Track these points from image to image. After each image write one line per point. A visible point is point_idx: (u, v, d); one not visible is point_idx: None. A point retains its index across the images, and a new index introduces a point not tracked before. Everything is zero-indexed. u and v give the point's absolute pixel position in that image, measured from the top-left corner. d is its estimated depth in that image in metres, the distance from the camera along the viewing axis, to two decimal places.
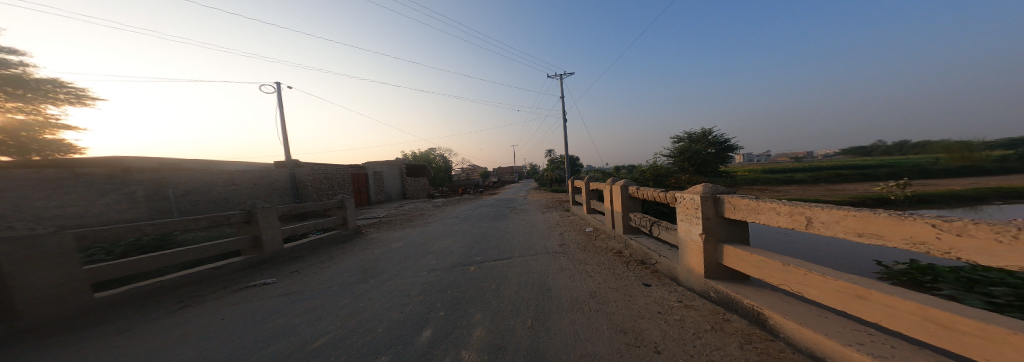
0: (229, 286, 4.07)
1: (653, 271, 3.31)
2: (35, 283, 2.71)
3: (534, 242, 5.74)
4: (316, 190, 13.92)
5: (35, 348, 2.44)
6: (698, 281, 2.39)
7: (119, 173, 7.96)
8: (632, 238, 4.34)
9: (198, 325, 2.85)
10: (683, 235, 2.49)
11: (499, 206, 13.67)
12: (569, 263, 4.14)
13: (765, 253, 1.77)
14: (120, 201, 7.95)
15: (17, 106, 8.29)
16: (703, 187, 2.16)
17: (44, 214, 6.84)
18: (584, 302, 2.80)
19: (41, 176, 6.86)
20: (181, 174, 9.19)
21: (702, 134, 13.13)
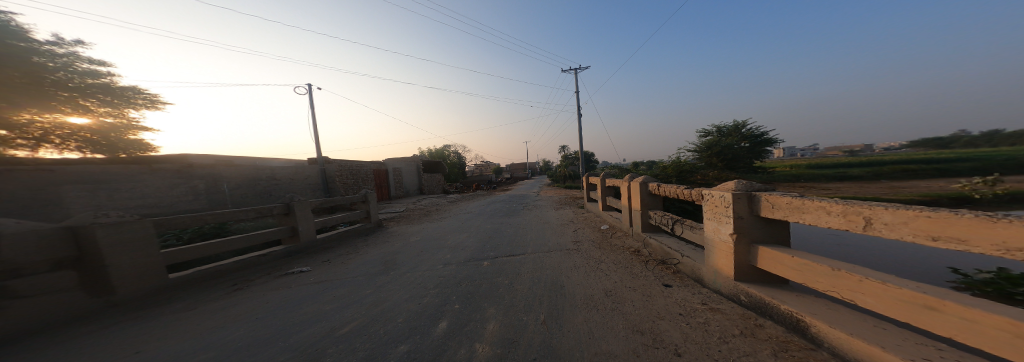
0: (271, 273, 4.35)
1: (674, 271, 3.18)
2: (123, 262, 3.10)
3: (548, 238, 5.69)
4: (343, 185, 14.54)
5: (95, 328, 2.66)
6: (727, 284, 2.27)
7: (185, 169, 8.63)
8: (652, 237, 4.18)
9: (233, 310, 3.02)
10: (711, 235, 2.36)
11: (513, 202, 13.63)
12: (583, 261, 4.07)
13: (809, 257, 1.64)
14: (186, 193, 8.62)
15: (108, 111, 8.73)
16: (736, 184, 2.05)
17: (131, 203, 7.49)
18: (599, 300, 2.74)
19: (127, 170, 7.51)
20: (232, 170, 9.87)
21: (735, 126, 12.18)
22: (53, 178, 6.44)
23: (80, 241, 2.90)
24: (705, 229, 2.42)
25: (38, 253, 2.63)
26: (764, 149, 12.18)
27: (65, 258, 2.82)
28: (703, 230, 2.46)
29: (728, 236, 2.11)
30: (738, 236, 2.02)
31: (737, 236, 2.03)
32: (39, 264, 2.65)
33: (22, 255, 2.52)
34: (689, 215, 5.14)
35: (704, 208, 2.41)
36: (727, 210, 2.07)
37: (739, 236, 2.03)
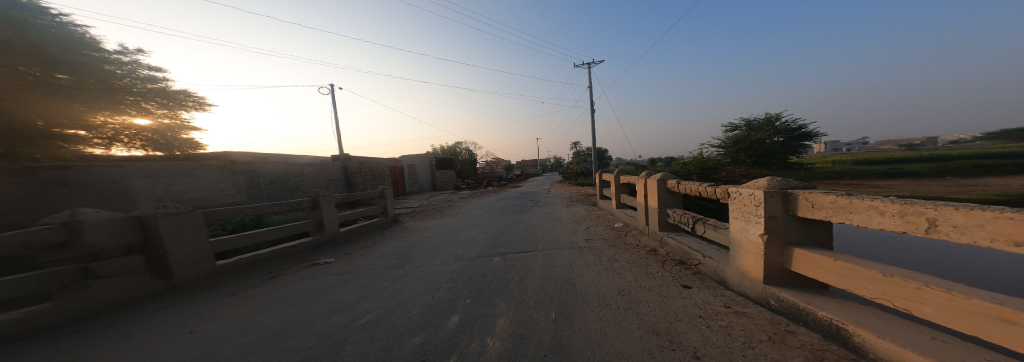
0: (299, 263, 4.58)
1: (694, 272, 3.06)
2: (176, 251, 3.55)
3: (558, 236, 5.63)
4: (362, 180, 15.04)
5: (136, 316, 2.87)
6: (755, 287, 2.15)
7: (228, 165, 9.55)
8: (670, 236, 4.05)
9: (261, 300, 3.17)
10: (738, 236, 2.24)
11: (524, 199, 13.58)
12: (596, 260, 3.98)
13: (857, 261, 1.49)
14: (229, 187, 9.52)
15: (165, 112, 9.59)
16: (769, 181, 1.90)
17: (185, 196, 8.47)
18: (612, 300, 2.67)
19: (182, 166, 8.49)
20: (267, 166, 10.72)
21: (768, 120, 10.73)
22: (123, 172, 7.41)
23: (145, 230, 3.41)
24: (731, 229, 2.31)
25: (113, 239, 3.15)
26: (801, 143, 10.72)
27: (134, 244, 3.34)
28: (729, 230, 2.35)
29: (758, 236, 1.99)
30: (769, 237, 1.91)
31: (768, 237, 1.91)
32: (113, 248, 3.17)
33: (101, 240, 3.06)
34: (711, 213, 4.94)
35: (730, 208, 2.31)
36: (758, 210, 1.94)
37: (772, 237, 1.91)
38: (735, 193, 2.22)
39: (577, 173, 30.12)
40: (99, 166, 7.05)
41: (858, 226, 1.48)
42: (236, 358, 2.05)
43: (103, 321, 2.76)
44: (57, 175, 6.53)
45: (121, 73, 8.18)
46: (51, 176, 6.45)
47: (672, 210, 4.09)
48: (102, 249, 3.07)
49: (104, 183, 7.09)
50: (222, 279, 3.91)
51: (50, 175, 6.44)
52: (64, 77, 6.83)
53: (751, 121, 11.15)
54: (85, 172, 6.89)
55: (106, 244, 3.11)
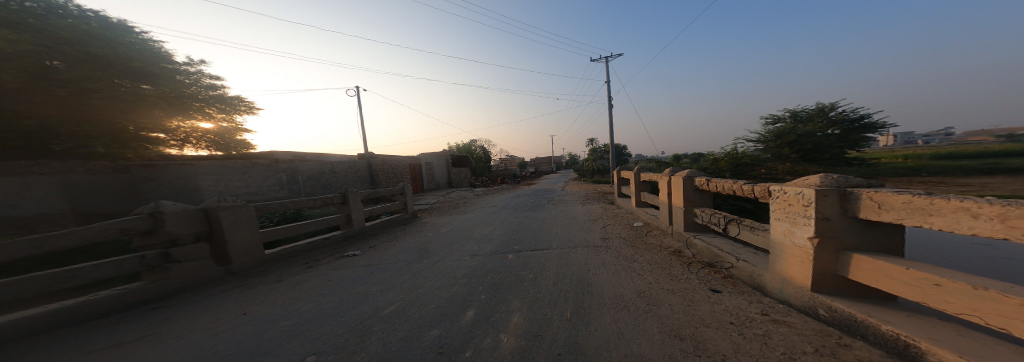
0: (331, 255, 4.81)
1: (726, 276, 2.87)
2: (231, 241, 3.89)
3: (574, 234, 5.52)
4: (385, 177, 15.58)
5: (189, 301, 3.14)
6: (801, 295, 1.97)
7: (273, 163, 10.89)
8: (696, 237, 3.85)
9: (297, 288, 3.35)
10: (782, 238, 2.07)
11: (538, 196, 13.45)
12: (613, 259, 3.86)
13: (935, 271, 1.28)
14: (274, 183, 10.86)
15: (223, 117, 11.33)
16: (822, 178, 1.72)
17: (239, 190, 9.93)
18: (631, 301, 2.56)
19: (238, 165, 9.98)
20: (305, 164, 11.96)
21: (819, 109, 8.92)
22: (193, 169, 8.97)
23: (211, 220, 3.81)
24: (772, 232, 2.17)
25: (186, 228, 3.57)
26: (866, 135, 8.69)
27: (201, 232, 3.75)
28: (771, 232, 2.19)
29: (807, 240, 1.82)
30: (820, 241, 1.73)
31: (819, 241, 1.73)
32: (187, 235, 3.60)
33: (177, 229, 3.49)
34: (746, 213, 4.63)
35: (770, 209, 2.18)
36: (807, 210, 1.78)
37: (825, 241, 1.73)
38: (778, 192, 2.07)
39: (593, 171, 29.65)
40: (173, 165, 8.62)
41: (939, 230, 1.24)
42: (273, 340, 2.20)
43: (172, 301, 3.16)
44: (143, 172, 8.21)
45: (187, 83, 9.82)
46: (140, 173, 8.15)
47: (700, 209, 3.88)
48: (177, 236, 3.51)
49: (176, 179, 8.66)
50: (272, 267, 4.24)
51: (139, 172, 8.14)
52: (146, 87, 8.43)
53: (797, 111, 9.37)
54: (164, 169, 8.46)
55: (181, 231, 3.54)
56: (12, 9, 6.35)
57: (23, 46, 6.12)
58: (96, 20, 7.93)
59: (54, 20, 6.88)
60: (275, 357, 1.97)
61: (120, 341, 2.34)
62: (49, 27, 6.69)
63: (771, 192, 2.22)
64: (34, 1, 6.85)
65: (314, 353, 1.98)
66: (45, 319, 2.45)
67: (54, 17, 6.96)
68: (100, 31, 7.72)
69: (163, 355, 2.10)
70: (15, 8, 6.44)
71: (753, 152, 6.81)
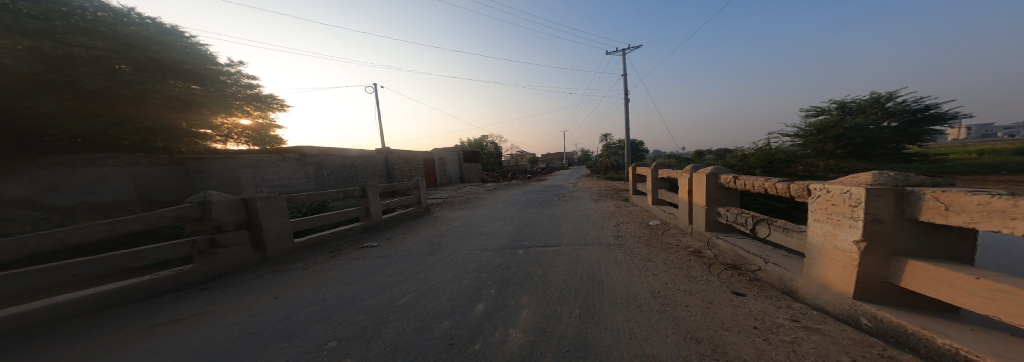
0: (351, 245, 4.98)
1: (751, 279, 2.72)
2: (266, 230, 4.10)
3: (586, 231, 5.42)
4: (400, 171, 15.90)
5: (229, 283, 3.37)
6: (839, 302, 1.84)
7: (300, 158, 11.54)
8: (719, 237, 3.68)
9: (323, 276, 3.50)
10: (822, 242, 1.93)
11: (549, 193, 13.28)
12: (626, 258, 3.77)
13: (1010, 281, 1.14)
14: (303, 176, 11.61)
15: (259, 114, 11.96)
16: (876, 176, 1.58)
17: (273, 181, 10.81)
18: (644, 301, 2.48)
19: (271, 158, 10.82)
20: (329, 158, 12.51)
21: (872, 97, 6.88)
22: (235, 163, 9.82)
23: (249, 210, 4.02)
24: (811, 234, 2.03)
25: (229, 216, 3.79)
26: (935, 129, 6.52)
27: (242, 220, 3.98)
28: (809, 234, 2.05)
29: (852, 244, 1.68)
30: (869, 245, 1.59)
31: (868, 245, 1.59)
32: (229, 223, 3.84)
33: (222, 216, 3.72)
34: (777, 213, 4.37)
35: (809, 209, 2.05)
36: (854, 211, 1.63)
37: (874, 245, 1.59)
38: (820, 191, 1.93)
39: (606, 167, 28.84)
40: (219, 159, 9.44)
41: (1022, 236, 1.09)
42: (303, 324, 2.28)
43: (218, 283, 3.39)
44: (195, 165, 9.09)
45: (229, 83, 10.56)
46: (192, 165, 9.02)
47: (724, 208, 3.70)
48: (222, 223, 3.74)
49: (223, 173, 9.59)
50: (300, 255, 4.44)
51: (192, 165, 9.01)
52: (196, 87, 9.31)
53: (842, 101, 7.34)
54: (212, 162, 9.38)
55: (225, 219, 3.77)
56: (87, 19, 7.37)
57: (96, 52, 6.93)
58: (156, 27, 9.09)
59: (121, 28, 7.82)
60: (302, 339, 2.06)
61: (174, 318, 2.52)
62: (116, 34, 7.62)
63: (810, 190, 2.07)
64: (105, 12, 7.96)
65: (335, 338, 2.05)
66: (109, 295, 2.69)
67: (120, 25, 7.94)
68: (158, 37, 8.71)
69: (208, 332, 2.26)
70: (90, 19, 7.47)
71: (788, 148, 6.31)
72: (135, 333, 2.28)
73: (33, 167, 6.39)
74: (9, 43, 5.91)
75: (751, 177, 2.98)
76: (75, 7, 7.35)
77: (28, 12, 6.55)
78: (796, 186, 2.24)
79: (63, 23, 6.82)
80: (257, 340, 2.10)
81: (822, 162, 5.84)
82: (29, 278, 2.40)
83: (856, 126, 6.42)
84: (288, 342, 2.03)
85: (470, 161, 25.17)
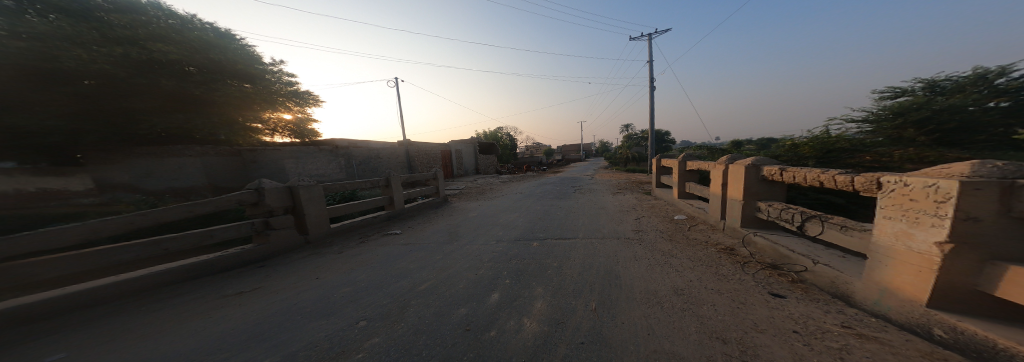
0: (376, 232, 5.23)
1: (793, 280, 2.51)
2: (309, 215, 4.40)
3: (602, 225, 5.27)
4: (420, 163, 16.29)
5: (277, 263, 3.67)
6: (908, 310, 1.64)
7: (332, 149, 12.16)
8: (757, 234, 3.42)
9: (354, 260, 3.71)
10: (892, 242, 1.72)
11: (566, 185, 12.98)
12: (647, 253, 3.61)
13: None
14: (335, 167, 12.28)
15: (298, 109, 12.72)
16: (975, 167, 1.36)
17: (310, 171, 11.63)
18: (665, 298, 2.37)
19: (307, 150, 11.67)
20: (357, 150, 13.10)
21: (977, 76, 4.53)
22: (281, 154, 11.22)
23: (294, 197, 4.30)
24: (877, 233, 1.82)
25: (279, 202, 4.10)
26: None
27: (288, 206, 4.28)
28: (875, 233, 1.84)
29: (932, 245, 1.48)
30: (956, 247, 1.39)
31: (956, 247, 1.39)
32: (279, 208, 4.15)
33: (273, 202, 4.04)
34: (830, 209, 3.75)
35: (876, 205, 1.84)
36: (940, 208, 1.42)
37: (963, 248, 1.39)
38: (896, 184, 1.70)
39: (629, 159, 27.37)
40: (268, 151, 10.94)
41: None
42: (338, 304, 2.43)
43: (272, 262, 3.70)
44: (250, 155, 10.85)
45: (273, 80, 11.43)
46: (247, 156, 10.81)
47: (766, 203, 3.43)
48: (273, 208, 4.06)
49: (271, 163, 11.07)
50: (335, 239, 4.73)
51: (247, 155, 10.79)
52: (248, 86, 10.42)
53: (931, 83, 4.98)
54: (262, 153, 10.93)
55: (276, 204, 4.09)
56: (161, 26, 8.77)
57: (171, 56, 8.28)
58: (211, 30, 10.39)
59: (187, 34, 9.15)
60: (337, 317, 2.20)
61: (240, 290, 2.82)
62: (184, 40, 8.97)
63: (883, 184, 1.83)
64: (174, 19, 9.49)
65: (364, 318, 2.16)
66: (190, 269, 3.08)
67: (185, 31, 9.38)
68: (216, 40, 9.93)
69: (266, 304, 2.50)
70: (163, 26, 8.86)
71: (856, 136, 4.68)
72: (209, 303, 2.57)
73: (132, 157, 8.42)
74: (108, 51, 7.22)
75: (803, 169, 2.71)
76: (152, 17, 8.89)
77: (120, 23, 8.04)
78: (862, 178, 2.00)
79: (145, 31, 8.24)
80: (295, 315, 2.26)
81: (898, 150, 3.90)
82: (135, 250, 2.80)
83: (949, 105, 4.17)
84: (324, 320, 2.16)
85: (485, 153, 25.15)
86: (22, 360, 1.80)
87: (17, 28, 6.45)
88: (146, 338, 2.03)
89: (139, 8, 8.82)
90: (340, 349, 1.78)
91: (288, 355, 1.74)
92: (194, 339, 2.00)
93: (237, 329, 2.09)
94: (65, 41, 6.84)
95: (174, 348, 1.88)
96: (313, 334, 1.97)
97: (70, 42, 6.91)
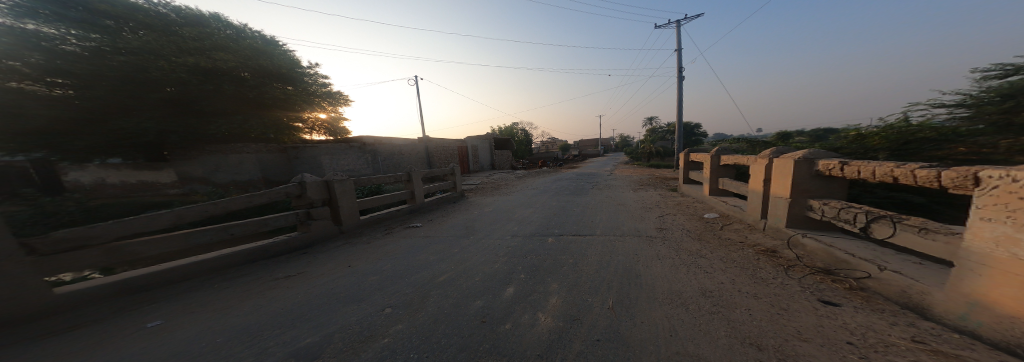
0: (400, 224, 5.43)
1: (850, 287, 2.25)
2: (344, 208, 4.67)
3: (623, 222, 5.07)
4: (439, 159, 16.60)
5: (315, 250, 3.95)
6: (1006, 328, 1.41)
7: (360, 146, 12.74)
8: (807, 236, 3.11)
9: (381, 250, 3.88)
10: (990, 248, 1.48)
11: (582, 181, 12.65)
12: (671, 252, 3.43)
13: None
14: (365, 162, 12.90)
15: (332, 108, 13.46)
16: None
17: (343, 166, 12.33)
18: (691, 300, 2.23)
19: (339, 146, 12.33)
20: (383, 147, 13.64)
21: None
22: (318, 151, 12.00)
23: (329, 190, 4.56)
24: (971, 237, 1.57)
25: (318, 194, 4.38)
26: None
27: (326, 198, 4.55)
28: (968, 237, 1.59)
29: None
30: None
31: None
32: (319, 200, 4.44)
33: (314, 194, 4.32)
34: (903, 210, 3.23)
35: (972, 204, 1.59)
36: None
37: None
38: (998, 180, 1.46)
39: (653, 154, 25.87)
40: (307, 148, 11.78)
41: None
42: (367, 290, 2.56)
43: (313, 249, 3.99)
44: (294, 152, 11.82)
45: (310, 82, 12.21)
46: (293, 153, 11.79)
47: (820, 202, 3.10)
48: (313, 200, 4.35)
49: (309, 158, 11.90)
50: (364, 230, 4.98)
51: (292, 152, 11.77)
52: (289, 88, 11.13)
53: None
54: (303, 150, 11.81)
55: (315, 197, 4.37)
56: (221, 37, 9.85)
57: (229, 63, 9.20)
58: (260, 38, 11.34)
59: (242, 43, 10.09)
60: (367, 303, 2.32)
61: (287, 274, 3.07)
62: (239, 48, 9.89)
63: (980, 180, 1.57)
64: (231, 30, 10.59)
65: (389, 306, 2.24)
66: (249, 253, 3.42)
67: (239, 40, 10.36)
68: (264, 47, 10.78)
69: (309, 287, 2.70)
70: (222, 37, 9.92)
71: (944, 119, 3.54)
72: (263, 284, 2.83)
73: (205, 154, 9.94)
74: (182, 63, 8.36)
75: (872, 163, 2.40)
76: (214, 29, 10.03)
77: (191, 36, 9.15)
78: (953, 173, 1.73)
79: (209, 42, 9.26)
80: (329, 299, 2.42)
81: (1006, 138, 2.88)
82: (206, 234, 3.16)
83: None
84: (355, 305, 2.29)
85: (500, 149, 25.10)
86: (127, 324, 2.12)
87: (117, 45, 7.74)
88: (213, 311, 2.28)
89: (203, 21, 10.00)
90: (368, 334, 1.87)
91: (324, 336, 1.86)
92: (250, 314, 2.21)
93: (280, 309, 2.28)
94: (152, 54, 8.13)
95: (232, 323, 2.09)
96: (346, 318, 2.08)
97: (156, 55, 8.18)
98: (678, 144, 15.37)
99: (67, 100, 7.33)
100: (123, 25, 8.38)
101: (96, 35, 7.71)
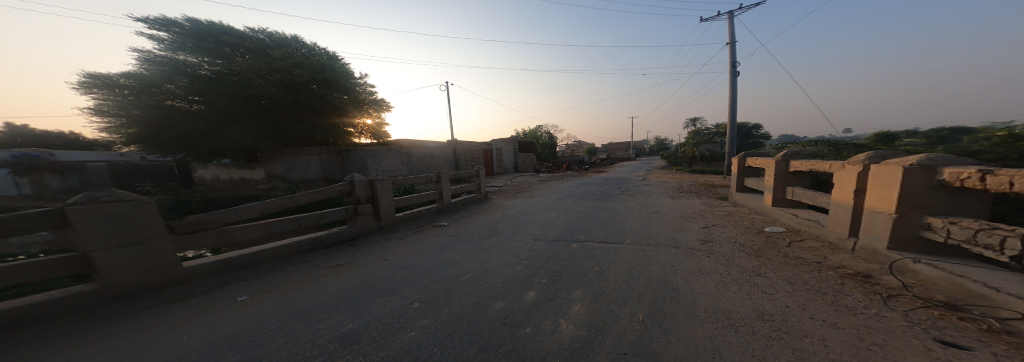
0: (432, 223, 5.68)
1: (985, 329, 1.74)
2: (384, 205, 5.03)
3: (659, 231, 4.64)
4: (467, 161, 17.17)
5: (359, 243, 4.31)
6: None
7: (399, 149, 13.73)
8: (921, 262, 2.49)
9: (413, 247, 4.08)
10: None
11: (612, 185, 12.00)
12: (718, 267, 3.03)
13: None
14: (403, 164, 13.86)
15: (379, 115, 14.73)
16: None
17: (385, 167, 13.38)
18: (742, 322, 1.94)
19: (383, 149, 13.41)
20: (418, 149, 14.55)
21: None
22: (365, 153, 13.18)
23: (373, 189, 4.94)
24: None
25: (364, 192, 4.77)
26: None
27: (370, 196, 4.94)
28: None
29: None
30: None
31: None
32: (364, 198, 4.84)
33: (360, 193, 4.73)
34: None
35: None
36: None
37: None
38: None
39: (692, 158, 23.57)
40: (357, 150, 13.04)
41: None
42: (400, 284, 2.71)
43: (357, 242, 4.35)
44: (347, 154, 13.12)
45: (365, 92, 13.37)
46: (345, 155, 13.09)
47: (943, 220, 2.46)
48: (359, 197, 4.75)
49: (358, 160, 13.15)
50: (400, 226, 5.31)
51: (345, 154, 13.10)
52: (346, 97, 12.02)
53: None
54: (353, 152, 13.09)
55: (361, 195, 4.78)
56: (298, 55, 11.19)
57: (302, 77, 10.30)
58: (326, 55, 12.85)
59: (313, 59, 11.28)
60: (399, 295, 2.45)
61: (337, 264, 3.39)
62: (311, 62, 10.92)
63: None
64: (306, 49, 12.21)
65: (418, 300, 2.34)
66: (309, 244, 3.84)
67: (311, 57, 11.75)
68: (329, 62, 12.02)
69: (354, 276, 2.95)
70: (299, 55, 11.31)
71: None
72: (317, 271, 3.16)
73: (284, 156, 11.55)
74: (271, 79, 9.86)
75: None
76: (294, 48, 11.63)
77: (278, 56, 10.68)
78: None
79: (289, 60, 10.65)
80: (368, 289, 2.61)
81: None
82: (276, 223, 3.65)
83: None
84: (389, 296, 2.43)
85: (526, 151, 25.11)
86: (216, 297, 2.52)
87: (232, 69, 9.67)
88: (279, 291, 2.61)
89: (286, 42, 11.66)
90: (398, 325, 1.95)
91: (363, 323, 2.00)
92: (305, 297, 2.47)
93: (330, 294, 2.53)
94: (254, 74, 9.80)
95: (292, 303, 2.36)
96: (381, 308, 2.22)
97: (255, 74, 9.85)
98: (728, 147, 13.69)
99: (200, 114, 9.69)
100: (235, 50, 10.36)
101: (218, 60, 9.82)
